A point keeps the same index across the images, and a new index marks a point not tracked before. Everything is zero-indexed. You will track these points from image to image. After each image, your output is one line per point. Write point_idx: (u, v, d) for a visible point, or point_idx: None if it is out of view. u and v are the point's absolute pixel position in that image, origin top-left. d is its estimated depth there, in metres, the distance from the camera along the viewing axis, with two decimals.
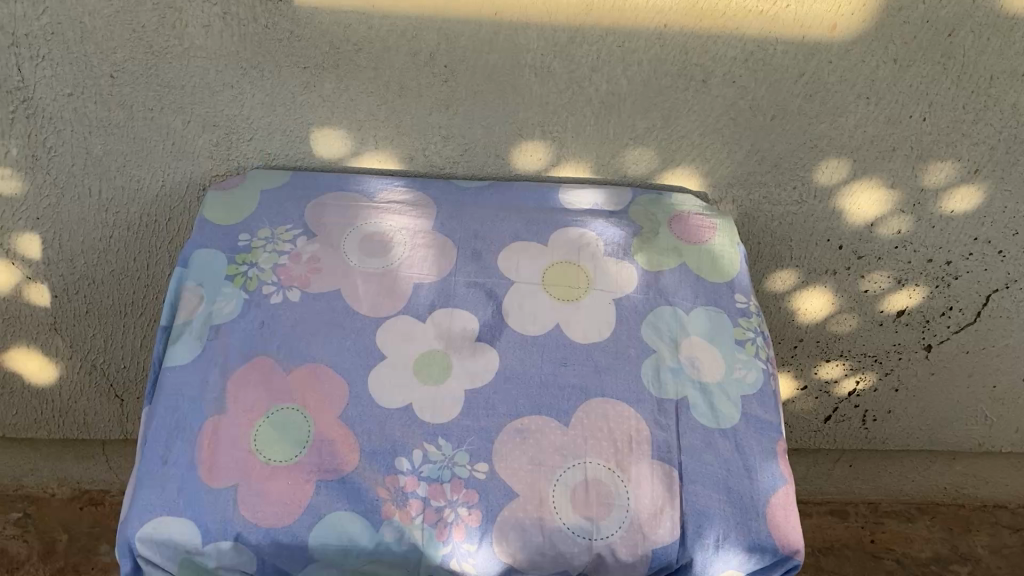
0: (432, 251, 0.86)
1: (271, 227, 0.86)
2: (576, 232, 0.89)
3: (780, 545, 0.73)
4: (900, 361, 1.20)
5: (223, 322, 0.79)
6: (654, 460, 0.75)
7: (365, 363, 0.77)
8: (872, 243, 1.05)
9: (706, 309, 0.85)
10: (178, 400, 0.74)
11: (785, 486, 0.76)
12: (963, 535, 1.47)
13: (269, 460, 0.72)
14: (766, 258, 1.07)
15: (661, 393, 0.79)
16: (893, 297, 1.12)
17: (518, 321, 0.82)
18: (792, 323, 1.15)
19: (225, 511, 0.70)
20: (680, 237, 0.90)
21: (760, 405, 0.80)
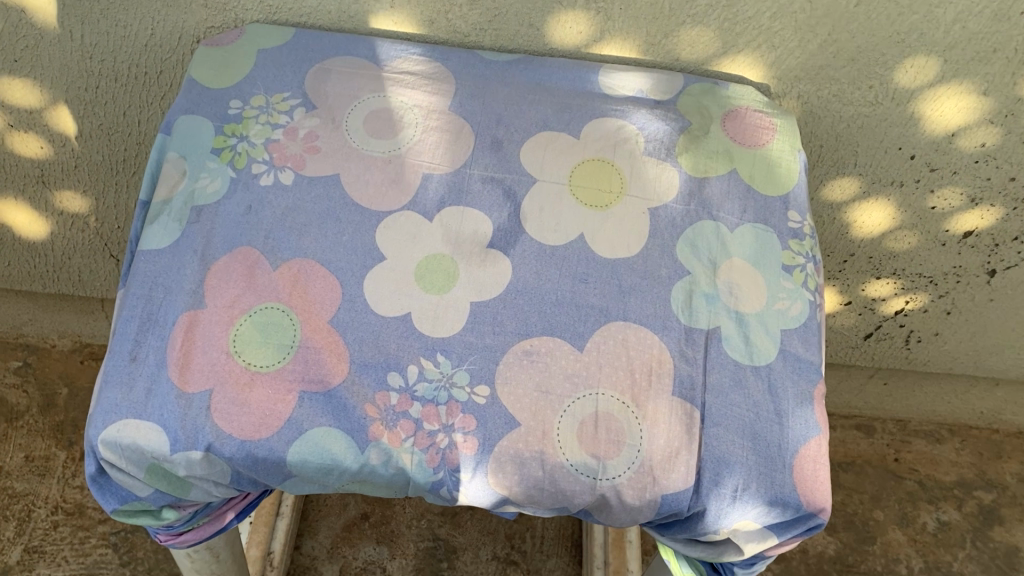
0: (446, 137, 0.76)
1: (267, 95, 0.76)
2: (614, 124, 0.78)
3: (805, 502, 0.66)
4: (958, 284, 1.10)
5: (206, 203, 0.70)
6: (675, 397, 0.67)
7: (361, 263, 0.69)
8: (949, 156, 0.92)
9: (754, 226, 0.75)
10: (152, 290, 0.67)
11: (818, 437, 0.68)
12: (993, 461, 1.41)
13: (249, 365, 0.64)
14: (826, 165, 0.95)
15: (690, 321, 0.70)
16: (963, 217, 1.00)
17: (538, 226, 0.73)
18: (845, 235, 1.04)
19: (197, 418, 0.63)
20: (732, 139, 0.79)
21: (801, 342, 0.71)
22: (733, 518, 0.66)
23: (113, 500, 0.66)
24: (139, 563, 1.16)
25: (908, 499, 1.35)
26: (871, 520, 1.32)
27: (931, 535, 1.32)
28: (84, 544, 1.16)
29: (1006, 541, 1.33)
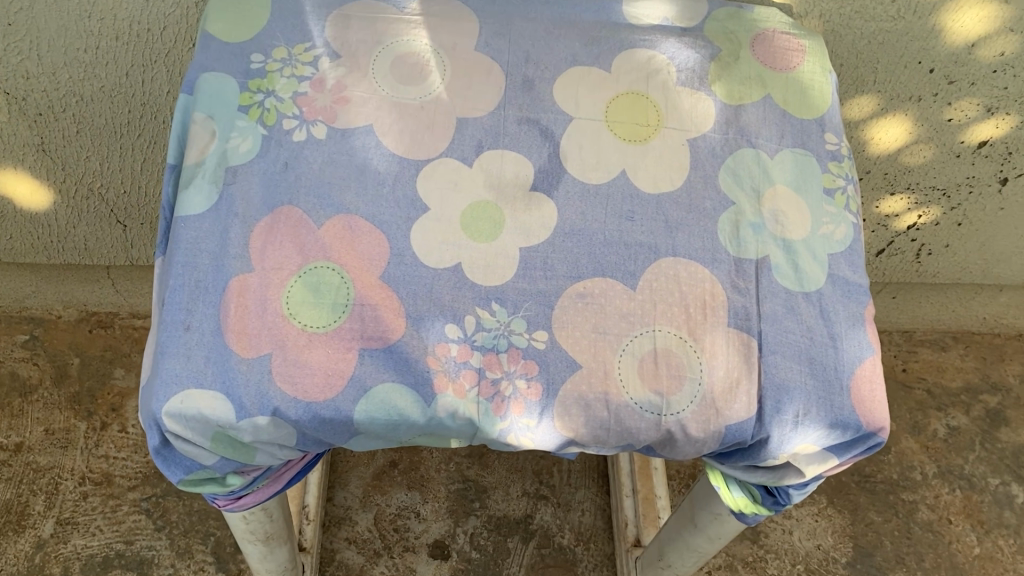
0: (477, 78, 0.74)
1: (288, 45, 0.73)
2: (645, 55, 0.77)
3: (864, 422, 0.67)
4: (970, 195, 1.11)
5: (240, 163, 0.68)
6: (731, 329, 0.67)
7: (406, 215, 0.68)
8: (968, 67, 0.92)
9: (793, 151, 0.74)
10: (197, 256, 0.65)
11: (871, 357, 0.69)
12: (996, 364, 1.45)
13: (305, 326, 0.63)
14: (845, 83, 0.94)
15: (740, 252, 0.70)
16: (979, 127, 1.00)
17: (579, 166, 0.72)
18: (862, 153, 1.04)
19: (260, 384, 0.62)
20: (764, 63, 0.78)
21: (848, 265, 0.71)
22: (795, 443, 0.67)
23: (179, 470, 0.65)
24: (174, 526, 1.16)
25: (918, 407, 1.39)
26: None
27: (942, 441, 1.36)
28: (117, 512, 1.16)
29: (1013, 441, 1.37)
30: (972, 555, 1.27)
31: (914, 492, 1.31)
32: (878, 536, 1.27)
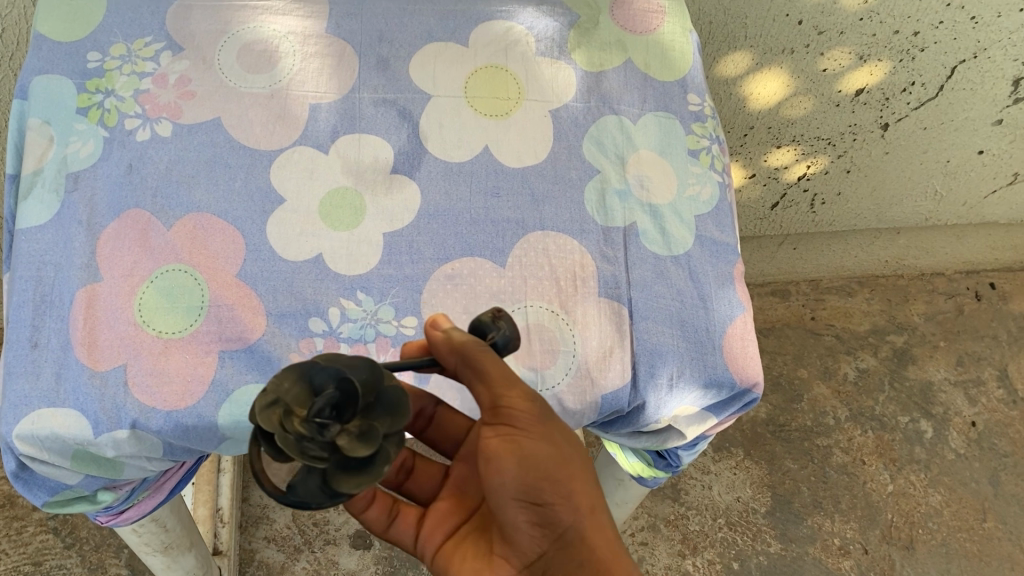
0: (330, 62, 0.72)
1: (127, 41, 0.70)
2: (502, 26, 0.75)
3: (738, 380, 0.68)
4: (855, 142, 1.13)
5: (81, 168, 0.65)
6: (602, 298, 0.67)
7: (261, 210, 0.66)
8: (834, 16, 0.92)
9: (656, 115, 0.74)
10: (41, 269, 0.62)
11: (743, 314, 0.70)
12: (901, 305, 1.48)
13: (160, 333, 0.61)
14: (717, 40, 0.95)
15: (607, 221, 0.69)
16: (854, 75, 1.01)
17: (440, 145, 0.70)
18: (743, 109, 1.05)
19: (116, 396, 0.60)
20: (624, 27, 0.77)
21: (715, 225, 0.72)
22: (672, 406, 0.67)
23: (43, 493, 0.63)
24: (84, 542, 1.17)
25: (828, 353, 1.41)
26: (796, 379, 1.38)
27: (853, 384, 1.39)
28: (23, 534, 1.17)
29: (920, 378, 1.41)
30: (887, 493, 1.30)
31: (827, 437, 1.34)
32: (795, 484, 1.29)
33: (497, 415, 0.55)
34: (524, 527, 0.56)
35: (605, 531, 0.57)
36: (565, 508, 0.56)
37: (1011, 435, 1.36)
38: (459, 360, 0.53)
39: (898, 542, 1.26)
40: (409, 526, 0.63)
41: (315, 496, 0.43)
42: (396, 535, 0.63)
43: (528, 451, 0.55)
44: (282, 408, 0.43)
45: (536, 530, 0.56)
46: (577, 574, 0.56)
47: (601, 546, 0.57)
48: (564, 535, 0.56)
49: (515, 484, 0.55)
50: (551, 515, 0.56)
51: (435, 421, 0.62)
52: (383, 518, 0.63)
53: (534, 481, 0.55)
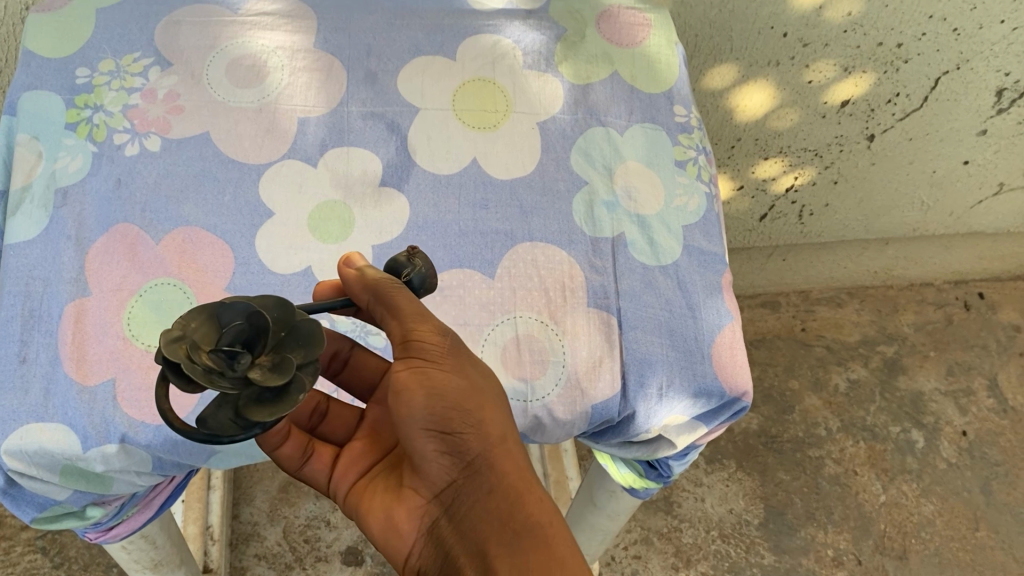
0: (318, 76, 0.72)
1: (116, 57, 0.70)
2: (490, 40, 0.76)
3: (727, 388, 0.68)
4: (841, 153, 1.14)
5: (70, 184, 0.65)
6: (591, 309, 0.67)
7: (250, 224, 0.66)
8: (818, 29, 0.93)
9: (642, 127, 0.75)
10: (29, 284, 0.62)
11: (731, 323, 0.70)
12: (891, 315, 1.49)
13: (149, 347, 0.61)
14: (702, 54, 0.96)
15: (595, 231, 0.70)
16: (839, 87, 1.02)
17: (428, 157, 0.71)
18: (730, 122, 1.06)
19: (106, 411, 0.59)
20: (610, 40, 0.78)
21: (703, 234, 0.72)
22: (662, 416, 0.67)
23: (32, 509, 0.62)
24: (73, 561, 1.16)
25: (819, 364, 1.42)
26: (788, 391, 1.39)
27: (844, 395, 1.39)
28: (11, 554, 1.16)
29: (911, 388, 1.41)
30: (879, 503, 1.30)
31: (820, 448, 1.34)
32: (788, 495, 1.29)
33: (407, 347, 0.54)
34: (432, 456, 0.55)
35: (515, 458, 0.55)
36: (474, 435, 0.54)
37: (1002, 444, 1.36)
38: (373, 296, 0.54)
39: (892, 553, 1.26)
40: (323, 465, 0.61)
41: (227, 429, 0.43)
42: (311, 475, 0.61)
43: (439, 381, 0.54)
44: (189, 345, 0.43)
45: (444, 458, 0.55)
46: (485, 501, 0.54)
47: (511, 471, 0.55)
48: (472, 463, 0.54)
49: (424, 415, 0.54)
50: (459, 444, 0.54)
51: (351, 363, 0.61)
52: (297, 458, 0.60)
53: (441, 410, 0.54)
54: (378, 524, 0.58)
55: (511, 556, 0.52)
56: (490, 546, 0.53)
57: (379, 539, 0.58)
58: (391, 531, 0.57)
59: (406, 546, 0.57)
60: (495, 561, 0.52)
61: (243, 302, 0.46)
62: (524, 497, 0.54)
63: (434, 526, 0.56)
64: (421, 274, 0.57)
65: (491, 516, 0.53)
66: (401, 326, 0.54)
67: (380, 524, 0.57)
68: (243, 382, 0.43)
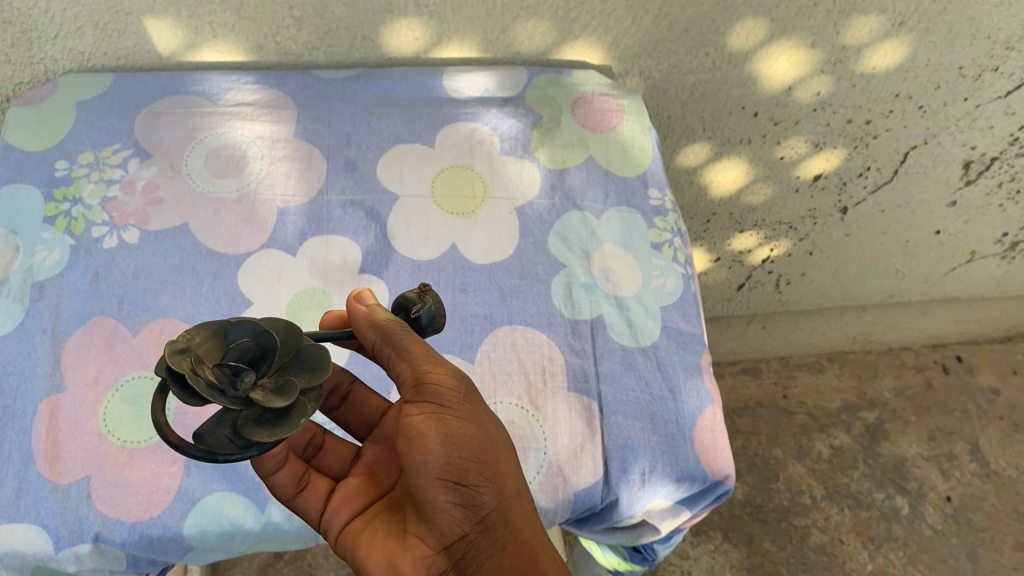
0: (297, 165, 0.73)
1: (95, 149, 0.71)
2: (467, 127, 0.77)
3: (710, 473, 0.67)
4: (815, 225, 1.16)
5: (47, 277, 0.65)
6: (571, 393, 0.67)
7: (228, 313, 0.66)
8: (788, 108, 0.95)
9: (618, 210, 0.76)
10: (4, 380, 0.62)
11: (711, 406, 0.70)
12: (871, 380, 1.49)
13: (124, 442, 0.60)
14: (676, 132, 0.98)
15: (574, 314, 0.71)
16: (810, 162, 1.04)
17: (407, 243, 0.71)
18: (704, 197, 1.08)
19: (79, 510, 0.58)
20: (584, 126, 0.80)
21: (681, 315, 0.73)
22: (645, 501, 0.66)
23: None
24: None
25: (802, 431, 1.42)
26: (771, 459, 1.39)
27: (827, 462, 1.39)
28: None
29: (894, 454, 1.41)
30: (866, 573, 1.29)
31: (804, 517, 1.33)
32: (774, 566, 1.28)
33: (419, 390, 0.50)
34: (444, 508, 0.49)
35: (528, 515, 0.52)
36: (490, 488, 0.50)
37: (987, 509, 1.36)
38: (383, 338, 0.50)
39: None
40: (317, 499, 0.55)
41: (224, 446, 0.38)
42: (303, 508, 0.54)
43: (457, 427, 0.49)
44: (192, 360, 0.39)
45: (458, 510, 0.49)
46: (498, 559, 0.50)
47: (524, 529, 0.52)
48: (485, 518, 0.50)
49: (439, 464, 0.48)
50: (474, 496, 0.49)
51: (351, 399, 0.60)
52: (290, 486, 0.54)
53: (459, 461, 0.49)
54: (377, 570, 0.50)
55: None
56: None
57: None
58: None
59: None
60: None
61: (252, 320, 0.41)
62: (536, 554, 0.52)
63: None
64: (431, 311, 0.52)
65: (503, 573, 0.50)
66: (415, 370, 0.49)
67: (379, 572, 0.50)
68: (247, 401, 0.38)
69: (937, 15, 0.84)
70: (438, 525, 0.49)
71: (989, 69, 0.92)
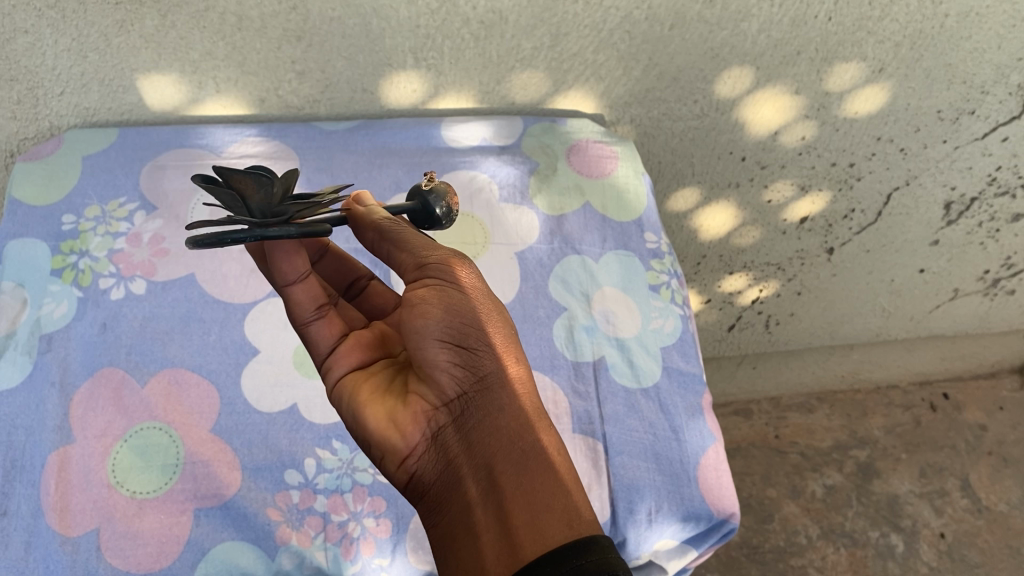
0: None
1: (102, 203, 0.72)
2: (466, 176, 0.79)
3: (715, 511, 0.68)
4: (802, 266, 1.18)
5: (55, 329, 0.65)
6: (576, 435, 0.68)
7: (235, 363, 0.66)
8: (775, 152, 0.97)
9: (616, 253, 0.78)
10: (12, 433, 0.62)
11: (714, 445, 0.71)
12: (861, 419, 1.51)
13: (133, 493, 0.60)
14: (667, 178, 1.00)
15: (577, 355, 0.72)
16: (797, 205, 1.06)
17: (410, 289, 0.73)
18: (694, 240, 1.10)
19: (88, 562, 0.58)
20: (580, 172, 0.82)
21: (681, 355, 0.74)
22: (652, 541, 0.67)
23: None
24: None
25: (795, 471, 1.43)
26: (766, 499, 1.39)
27: (822, 501, 1.40)
28: None
29: (887, 491, 1.41)
30: None
31: (801, 557, 1.33)
32: None
33: (423, 271, 0.52)
34: (443, 366, 0.50)
35: (528, 389, 0.52)
36: (489, 352, 0.51)
37: (980, 544, 1.36)
38: (379, 234, 0.52)
39: None
40: (329, 334, 0.57)
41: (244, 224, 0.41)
42: (314, 338, 0.57)
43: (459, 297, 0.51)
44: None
45: (457, 370, 0.50)
46: (496, 419, 0.50)
47: (523, 397, 0.51)
48: (484, 378, 0.51)
49: (439, 326, 0.50)
50: (474, 359, 0.51)
51: (368, 292, 0.64)
52: (308, 310, 0.57)
53: (460, 324, 0.51)
54: (377, 421, 0.52)
55: (518, 475, 0.48)
56: (497, 462, 0.49)
57: (373, 440, 0.52)
58: (390, 431, 0.51)
59: (403, 449, 0.51)
60: (501, 477, 0.48)
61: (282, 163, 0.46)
62: (535, 421, 0.51)
63: (438, 433, 0.51)
64: (440, 194, 0.54)
65: (500, 432, 0.50)
66: (416, 253, 0.52)
67: (377, 422, 0.52)
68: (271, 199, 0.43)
69: (916, 61, 0.87)
70: (437, 382, 0.51)
71: (966, 112, 0.95)
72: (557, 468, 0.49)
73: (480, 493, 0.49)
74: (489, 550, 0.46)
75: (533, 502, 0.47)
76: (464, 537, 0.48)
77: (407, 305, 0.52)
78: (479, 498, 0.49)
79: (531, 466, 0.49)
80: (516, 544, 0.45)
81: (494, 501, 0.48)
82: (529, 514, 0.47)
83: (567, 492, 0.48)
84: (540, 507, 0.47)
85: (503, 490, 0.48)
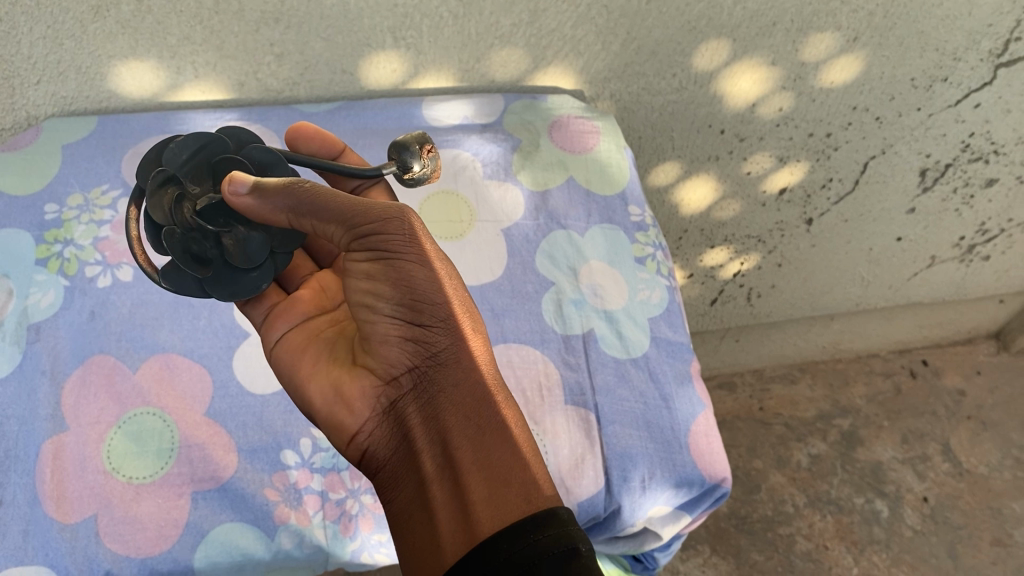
0: None
1: (84, 191, 0.72)
2: (450, 154, 0.79)
3: (707, 476, 0.69)
4: (783, 237, 1.20)
5: (42, 318, 0.65)
6: (569, 407, 0.69)
7: (226, 346, 0.66)
8: (753, 124, 0.98)
9: (601, 227, 0.78)
10: (4, 423, 0.61)
11: (704, 410, 0.72)
12: (843, 388, 1.53)
13: (130, 478, 0.60)
14: (648, 153, 1.01)
15: (566, 329, 0.72)
16: (776, 176, 1.08)
17: None
18: (676, 215, 1.11)
19: (88, 548, 0.58)
20: (563, 148, 0.82)
21: (668, 326, 0.75)
22: (647, 507, 0.68)
23: None
24: None
25: (780, 441, 1.45)
26: (753, 470, 1.41)
27: (807, 470, 1.41)
28: None
29: (870, 458, 1.43)
30: None
31: (789, 525, 1.35)
32: None
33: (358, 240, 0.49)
34: (393, 342, 0.51)
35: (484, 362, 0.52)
36: (443, 327, 0.51)
37: (962, 507, 1.38)
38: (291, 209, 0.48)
39: None
40: (260, 307, 0.60)
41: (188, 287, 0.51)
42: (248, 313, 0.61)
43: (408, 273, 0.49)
44: (175, 188, 0.49)
45: (407, 345, 0.51)
46: (450, 395, 0.51)
47: (481, 369, 0.52)
48: (438, 355, 0.51)
49: (390, 304, 0.51)
50: (426, 335, 0.51)
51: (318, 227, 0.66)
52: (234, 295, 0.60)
53: (409, 300, 0.50)
54: (322, 395, 0.54)
55: (476, 451, 0.49)
56: (451, 437, 0.50)
57: (323, 415, 0.54)
58: (338, 407, 0.53)
59: (354, 425, 0.53)
60: (457, 454, 0.49)
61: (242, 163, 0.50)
62: (494, 395, 0.51)
63: (389, 405, 0.53)
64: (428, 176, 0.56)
65: (456, 407, 0.51)
66: (343, 219, 0.48)
67: (324, 397, 0.54)
68: (205, 263, 0.51)
69: (889, 30, 0.88)
70: (386, 357, 0.52)
71: (939, 79, 0.96)
72: (517, 445, 0.49)
73: (436, 470, 0.49)
74: (444, 524, 0.47)
75: (491, 480, 0.47)
76: (420, 513, 0.49)
77: (354, 277, 0.51)
78: (434, 473, 0.49)
79: (489, 442, 0.49)
80: (471, 518, 0.45)
81: (450, 477, 0.49)
82: (486, 490, 0.47)
83: (524, 468, 0.48)
84: (497, 482, 0.47)
85: (459, 468, 0.48)
